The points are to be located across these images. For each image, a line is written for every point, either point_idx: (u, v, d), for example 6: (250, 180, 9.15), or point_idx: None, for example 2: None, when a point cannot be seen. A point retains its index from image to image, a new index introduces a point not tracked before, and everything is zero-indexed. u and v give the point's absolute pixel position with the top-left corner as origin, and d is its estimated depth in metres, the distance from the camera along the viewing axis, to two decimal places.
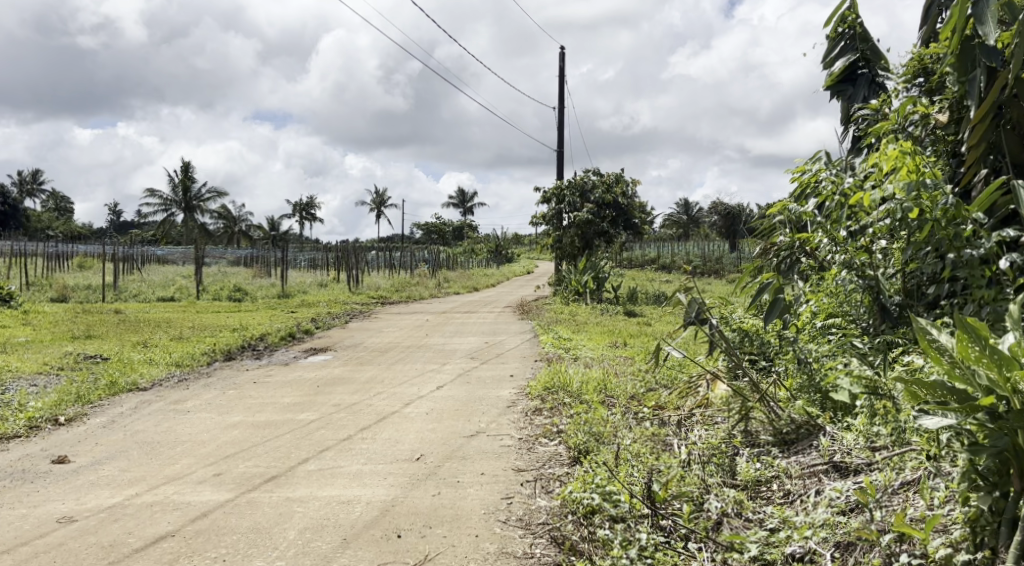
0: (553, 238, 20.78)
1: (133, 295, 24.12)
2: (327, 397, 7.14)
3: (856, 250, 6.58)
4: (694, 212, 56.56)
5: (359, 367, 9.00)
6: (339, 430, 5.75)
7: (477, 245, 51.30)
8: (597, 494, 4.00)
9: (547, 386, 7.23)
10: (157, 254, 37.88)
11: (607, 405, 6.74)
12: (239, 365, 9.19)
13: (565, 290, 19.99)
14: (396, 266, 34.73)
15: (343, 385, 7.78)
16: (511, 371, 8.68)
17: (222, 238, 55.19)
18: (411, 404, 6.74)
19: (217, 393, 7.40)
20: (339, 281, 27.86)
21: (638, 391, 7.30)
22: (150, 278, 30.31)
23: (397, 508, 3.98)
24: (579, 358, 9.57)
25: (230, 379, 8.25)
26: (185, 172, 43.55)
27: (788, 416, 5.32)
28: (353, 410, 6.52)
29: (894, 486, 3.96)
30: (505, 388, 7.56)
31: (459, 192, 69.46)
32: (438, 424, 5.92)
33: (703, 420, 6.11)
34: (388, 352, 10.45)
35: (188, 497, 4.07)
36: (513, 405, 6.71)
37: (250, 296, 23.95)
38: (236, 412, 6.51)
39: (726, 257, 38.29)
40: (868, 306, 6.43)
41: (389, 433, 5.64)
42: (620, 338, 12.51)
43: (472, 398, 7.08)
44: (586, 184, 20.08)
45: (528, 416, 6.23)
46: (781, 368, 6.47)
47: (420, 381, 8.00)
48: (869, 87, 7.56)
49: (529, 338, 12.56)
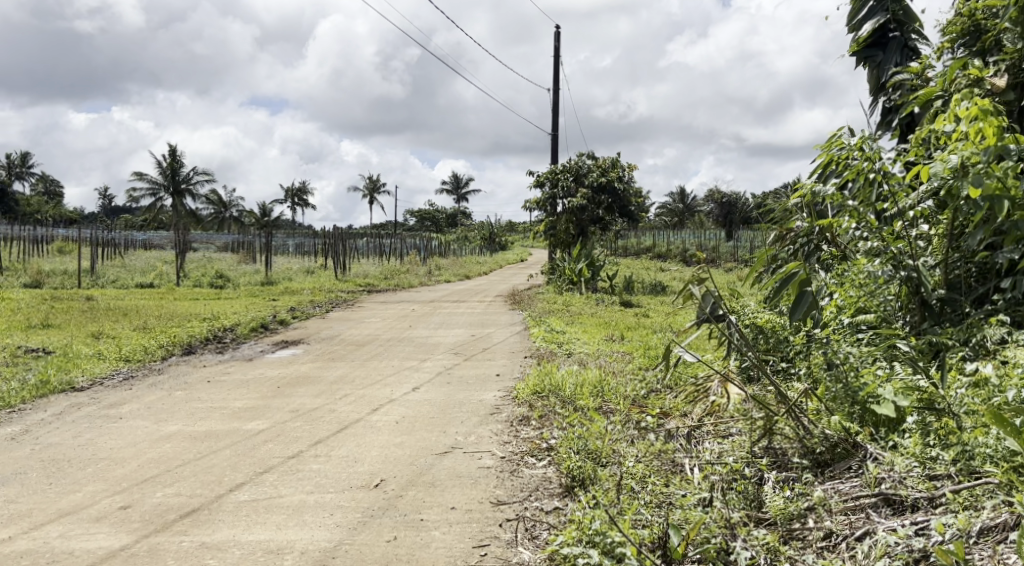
0: (546, 225, 19.88)
1: (110, 281, 23.17)
2: (286, 400, 6.27)
3: (892, 238, 5.76)
4: (690, 201, 55.67)
5: (328, 364, 8.11)
6: (290, 444, 4.89)
7: (470, 232, 50.43)
8: (597, 547, 3.17)
9: (536, 390, 6.33)
10: (142, 239, 36.86)
11: (604, 413, 5.88)
12: (196, 362, 8.30)
13: (558, 279, 19.12)
14: (386, 254, 33.84)
15: (306, 386, 6.90)
16: (498, 370, 7.78)
17: (211, 224, 54.14)
18: (379, 410, 5.89)
19: (162, 395, 6.54)
20: (325, 268, 26.94)
21: (639, 394, 6.57)
22: (131, 262, 29.38)
23: (338, 560, 3.16)
24: (573, 356, 8.67)
25: (181, 378, 7.38)
26: (172, 155, 42.57)
27: (821, 433, 4.42)
28: (313, 418, 5.65)
29: (972, 535, 3.16)
30: (490, 391, 6.67)
31: (453, 178, 68.36)
32: (408, 437, 5.04)
33: (715, 432, 5.42)
34: (365, 346, 9.57)
35: (73, 543, 3.26)
36: (496, 412, 5.83)
37: (233, 283, 22.99)
38: (176, 418, 5.64)
39: (724, 246, 37.44)
40: (904, 300, 5.66)
41: (350, 448, 4.77)
42: (619, 331, 11.62)
43: (451, 402, 6.21)
44: (581, 168, 19.25)
45: (512, 427, 5.38)
46: (803, 369, 5.68)
47: (393, 381, 7.11)
48: (902, 52, 6.69)
49: (520, 331, 11.65)
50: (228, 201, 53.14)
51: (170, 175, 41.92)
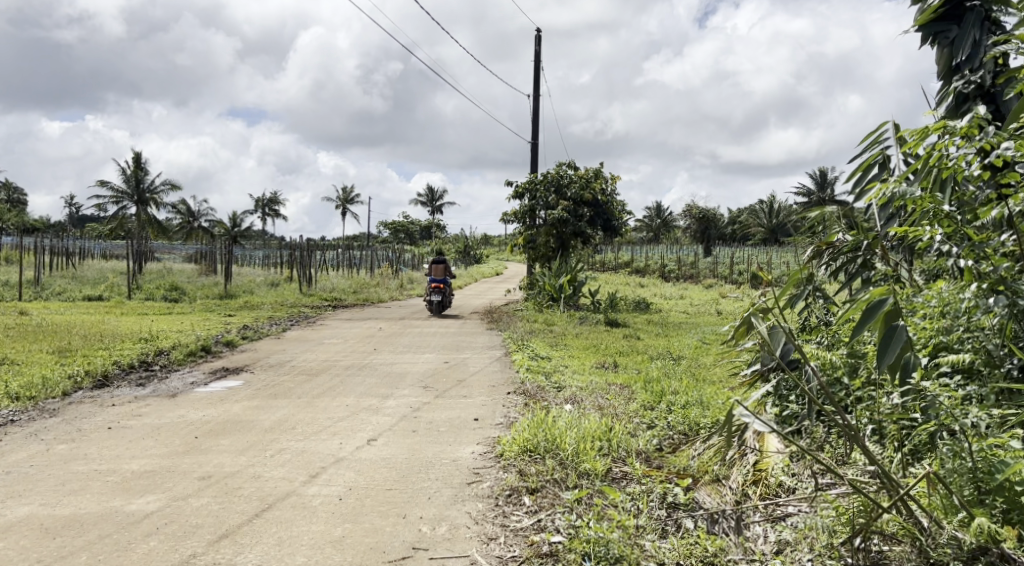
0: (524, 238, 18.40)
1: (55, 295, 21.44)
2: (202, 460, 4.80)
3: (998, 256, 4.44)
4: (667, 217, 54.79)
5: (269, 403, 6.63)
6: (180, 540, 3.49)
7: (444, 245, 48.88)
8: None
9: (527, 448, 4.88)
10: (99, 249, 34.95)
11: (617, 482, 4.48)
12: (107, 399, 6.79)
13: (536, 295, 17.67)
14: (356, 266, 32.30)
15: (234, 436, 5.43)
16: (477, 412, 6.30)
17: (177, 235, 52.28)
18: (319, 477, 4.43)
19: (36, 451, 5.01)
20: (291, 281, 25.37)
21: (652, 446, 5.40)
22: (84, 272, 27.48)
23: None
24: (563, 391, 7.26)
25: (78, 423, 5.85)
26: (136, 162, 40.76)
27: (949, 536, 3.14)
28: (228, 490, 4.19)
29: None
30: (467, 446, 5.22)
31: (428, 192, 67.04)
32: (353, 526, 3.66)
33: (768, 511, 4.12)
34: (317, 377, 8.07)
35: None
36: (476, 481, 4.39)
37: (188, 297, 21.31)
38: (40, 488, 4.17)
39: (703, 264, 36.48)
40: (1011, 337, 4.39)
41: (265, 551, 3.41)
42: (611, 358, 10.21)
43: (415, 463, 4.76)
44: (563, 178, 17.88)
45: (498, 507, 3.97)
46: (877, 426, 4.39)
47: (344, 429, 5.65)
48: (981, 27, 5.40)
49: (499, 356, 10.23)
50: (197, 211, 51.34)
51: (134, 183, 40.09)
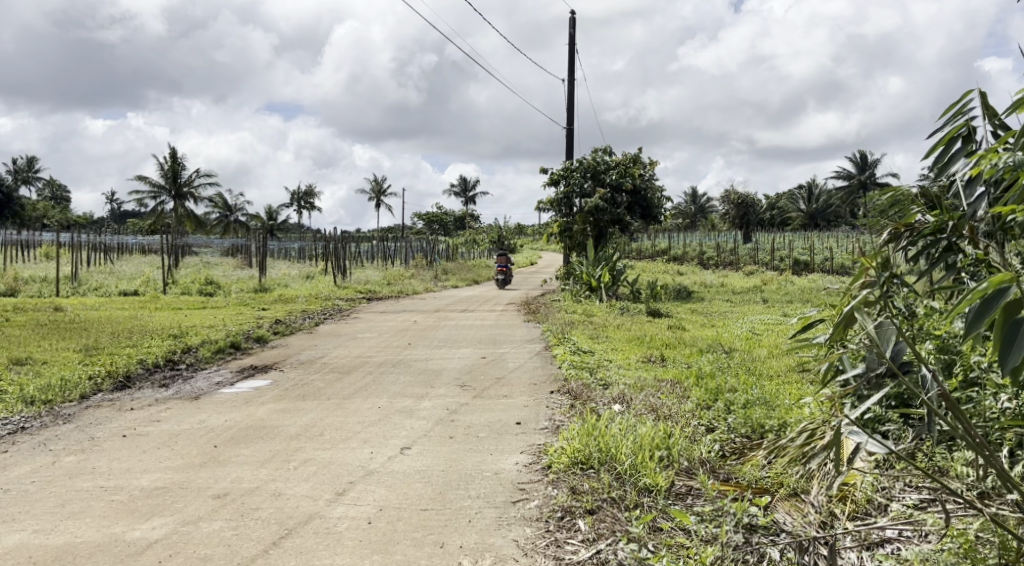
0: (560, 226, 17.85)
1: (92, 290, 21.27)
2: (218, 475, 4.33)
3: None
4: (704, 203, 53.86)
5: (296, 406, 6.17)
6: None
7: (478, 235, 48.34)
8: None
9: (578, 460, 4.35)
10: (136, 244, 34.94)
11: (683, 500, 3.94)
12: (126, 402, 6.38)
13: (574, 285, 17.08)
14: (390, 257, 31.97)
15: (256, 445, 4.97)
16: (519, 415, 5.79)
17: (214, 229, 52.43)
18: (346, 495, 3.94)
19: (42, 463, 4.59)
20: (327, 273, 25.05)
21: (715, 454, 4.80)
22: (120, 267, 27.30)
23: None
24: (611, 390, 6.71)
25: (91, 431, 5.42)
26: (173, 156, 40.74)
27: None
28: (244, 511, 3.72)
29: None
30: (511, 455, 4.70)
31: (461, 182, 66.68)
32: (382, 559, 3.17)
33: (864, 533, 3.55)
34: (349, 375, 7.61)
35: None
36: (523, 501, 3.87)
37: (223, 290, 21.06)
38: (36, 510, 3.74)
39: (742, 249, 35.64)
40: None
41: None
42: (657, 351, 9.60)
43: (454, 478, 4.25)
44: (599, 164, 17.28)
45: (549, 536, 3.45)
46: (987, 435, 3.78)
47: (376, 436, 5.16)
48: None
49: (539, 350, 9.72)
50: (234, 205, 51.39)
51: (171, 177, 40.13)
